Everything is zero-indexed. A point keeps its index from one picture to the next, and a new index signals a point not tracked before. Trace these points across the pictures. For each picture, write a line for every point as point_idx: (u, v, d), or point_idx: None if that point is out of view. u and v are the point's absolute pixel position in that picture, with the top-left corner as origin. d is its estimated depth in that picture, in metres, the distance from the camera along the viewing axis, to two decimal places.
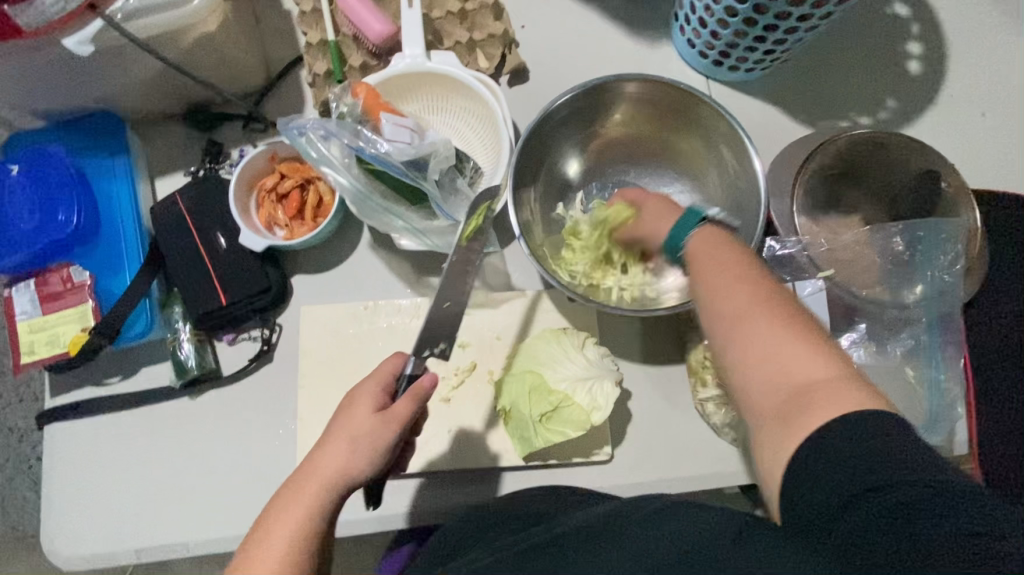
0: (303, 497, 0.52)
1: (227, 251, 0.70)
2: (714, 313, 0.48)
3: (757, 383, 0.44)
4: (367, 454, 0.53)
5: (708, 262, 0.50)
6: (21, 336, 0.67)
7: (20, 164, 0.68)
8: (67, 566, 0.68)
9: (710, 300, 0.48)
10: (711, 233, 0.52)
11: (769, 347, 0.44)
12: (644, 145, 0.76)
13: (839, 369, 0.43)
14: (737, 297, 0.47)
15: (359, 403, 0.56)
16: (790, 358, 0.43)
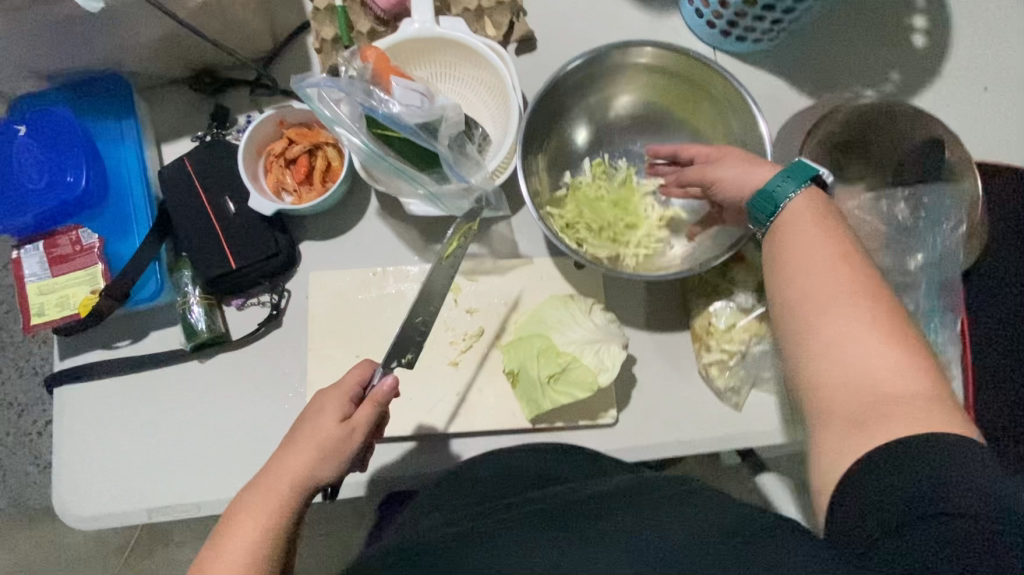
0: (269, 499, 0.54)
1: (236, 216, 0.70)
2: (809, 290, 0.49)
3: (835, 375, 0.46)
4: (333, 462, 0.57)
5: (815, 231, 0.52)
6: (30, 298, 0.67)
7: (26, 125, 0.67)
8: (79, 526, 0.69)
9: (805, 284, 0.49)
10: (814, 216, 0.52)
11: (861, 344, 0.45)
12: (651, 115, 0.76)
13: (927, 390, 0.43)
14: (840, 282, 0.48)
15: (326, 409, 0.59)
16: (880, 359, 0.45)
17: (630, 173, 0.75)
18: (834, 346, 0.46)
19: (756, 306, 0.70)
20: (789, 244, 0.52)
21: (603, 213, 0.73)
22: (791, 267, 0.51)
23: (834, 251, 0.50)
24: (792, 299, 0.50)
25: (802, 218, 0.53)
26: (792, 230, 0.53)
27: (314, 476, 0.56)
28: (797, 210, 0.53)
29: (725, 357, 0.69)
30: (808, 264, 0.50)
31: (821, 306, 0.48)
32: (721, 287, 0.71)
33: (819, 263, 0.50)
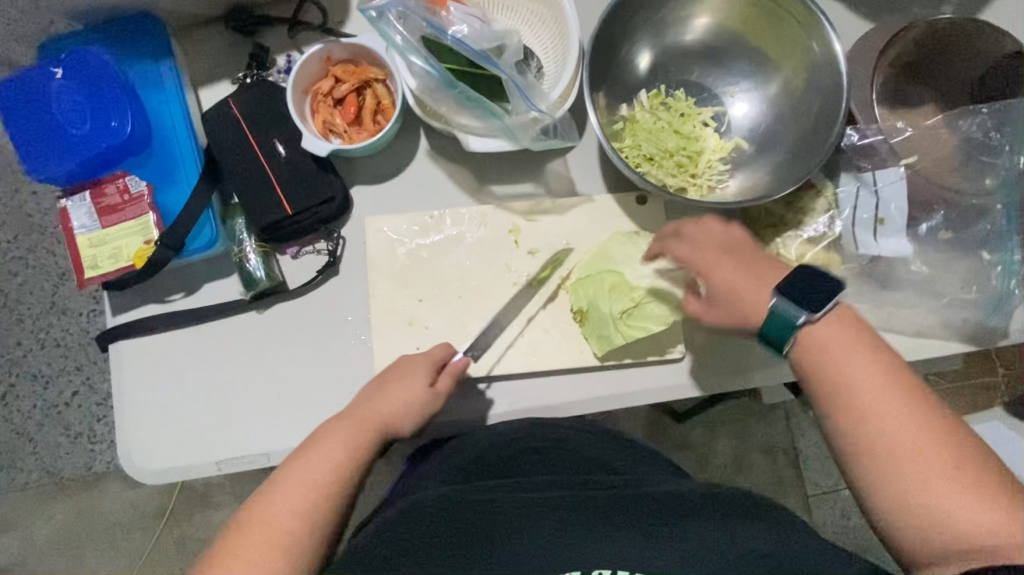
0: (350, 438, 0.57)
1: (287, 160, 0.68)
2: (874, 434, 0.51)
3: (914, 525, 0.49)
4: (412, 416, 0.60)
5: (854, 361, 0.53)
6: (82, 251, 0.65)
7: (64, 68, 0.64)
8: (147, 480, 0.68)
9: (870, 432, 0.51)
10: (856, 341, 0.54)
11: (937, 490, 0.48)
12: (712, 42, 0.72)
13: (1006, 516, 0.47)
14: (898, 423, 0.51)
15: (413, 373, 0.62)
16: (955, 496, 0.48)
17: (689, 104, 0.72)
18: (912, 494, 0.49)
19: (826, 234, 0.68)
20: (836, 385, 0.53)
21: (665, 143, 0.69)
22: (845, 412, 0.53)
23: (877, 385, 0.52)
24: (853, 441, 0.52)
25: (839, 349, 0.54)
26: (832, 365, 0.54)
27: (394, 425, 0.60)
28: (826, 339, 0.55)
29: None
30: (864, 405, 0.52)
31: (885, 449, 0.50)
32: (787, 218, 0.68)
33: (869, 403, 0.52)
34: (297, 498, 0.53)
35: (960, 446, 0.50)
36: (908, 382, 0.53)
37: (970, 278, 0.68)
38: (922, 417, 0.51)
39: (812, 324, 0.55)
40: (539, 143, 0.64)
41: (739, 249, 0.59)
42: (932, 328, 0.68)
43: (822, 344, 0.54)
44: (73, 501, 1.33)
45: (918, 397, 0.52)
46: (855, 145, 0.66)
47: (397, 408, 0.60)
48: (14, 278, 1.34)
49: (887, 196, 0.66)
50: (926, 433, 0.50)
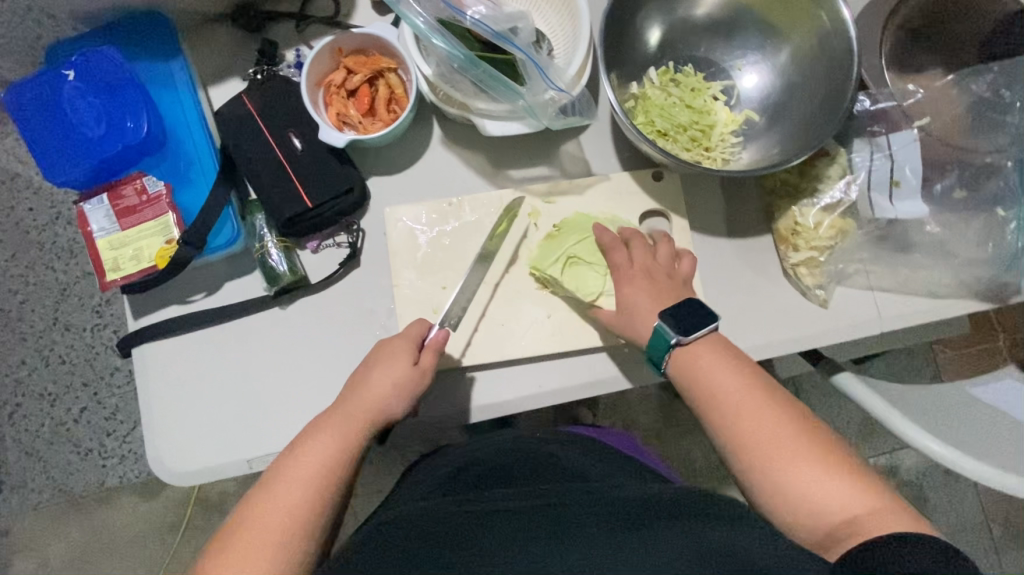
0: (346, 425, 0.57)
1: (305, 153, 0.68)
2: (744, 436, 0.54)
3: (801, 516, 0.51)
4: (403, 397, 0.60)
5: (720, 373, 0.57)
6: (102, 254, 0.64)
7: (75, 70, 0.63)
8: (178, 483, 0.68)
9: (740, 435, 0.55)
10: (714, 354, 0.58)
11: (808, 481, 0.51)
12: (720, 15, 0.73)
13: (872, 500, 0.50)
14: (763, 424, 0.54)
15: (395, 355, 0.61)
16: (820, 481, 0.51)
17: (698, 79, 0.73)
18: (787, 487, 0.52)
19: (843, 200, 0.69)
20: (707, 397, 0.57)
21: (678, 118, 0.70)
22: (719, 420, 0.56)
23: (739, 391, 0.56)
24: (733, 448, 0.55)
25: (707, 363, 0.58)
26: (700, 379, 0.58)
27: (385, 414, 0.59)
28: (692, 353, 0.59)
29: (815, 255, 0.69)
30: (732, 411, 0.56)
31: (757, 449, 0.54)
32: (804, 186, 0.69)
33: (737, 407, 0.56)
34: (297, 491, 0.53)
35: (818, 439, 0.54)
36: (767, 388, 0.57)
37: (986, 234, 0.69)
38: (780, 413, 0.55)
39: (683, 347, 0.59)
40: (558, 123, 0.64)
41: (658, 275, 0.65)
42: (949, 286, 0.69)
43: (692, 359, 0.59)
44: (89, 517, 1.31)
45: (772, 398, 0.56)
46: (869, 111, 0.68)
47: (386, 390, 0.59)
48: (16, 295, 1.32)
49: (901, 157, 0.67)
50: (787, 425, 0.54)
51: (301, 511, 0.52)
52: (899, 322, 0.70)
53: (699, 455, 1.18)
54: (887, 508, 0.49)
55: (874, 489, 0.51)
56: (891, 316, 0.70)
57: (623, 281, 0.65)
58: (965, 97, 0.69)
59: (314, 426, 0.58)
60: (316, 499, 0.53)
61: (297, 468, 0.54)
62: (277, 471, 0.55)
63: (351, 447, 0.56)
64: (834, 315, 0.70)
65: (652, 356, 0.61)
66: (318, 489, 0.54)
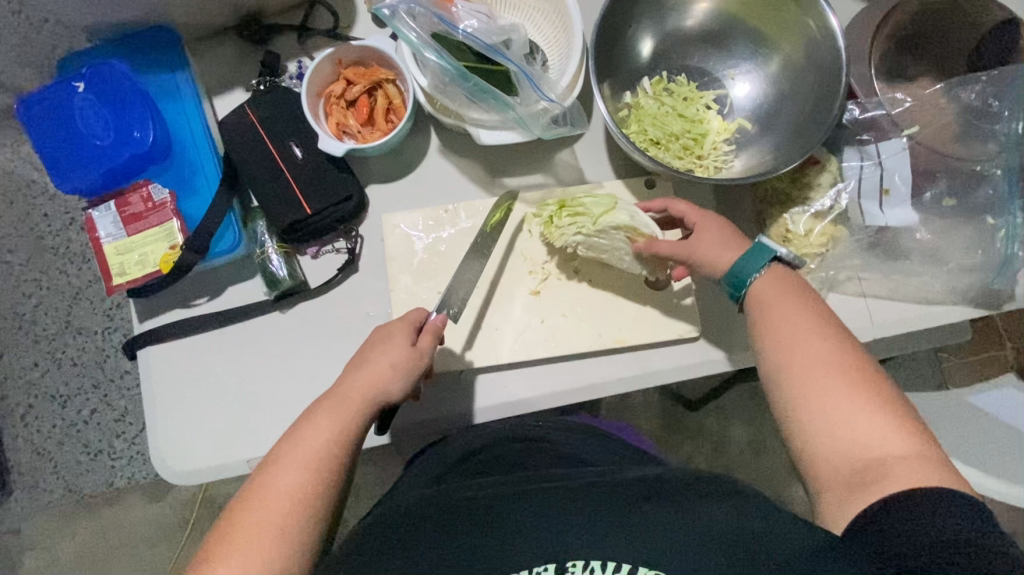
0: (344, 407, 0.58)
1: (305, 161, 0.70)
2: (797, 362, 0.54)
3: (835, 450, 0.50)
4: (400, 376, 0.60)
5: (787, 302, 0.57)
6: (108, 258, 0.67)
7: (85, 81, 0.65)
8: (180, 482, 0.69)
9: (793, 360, 0.54)
10: (778, 282, 0.59)
11: (853, 415, 0.50)
12: (712, 26, 0.74)
13: (915, 447, 0.48)
14: (822, 351, 0.53)
15: (395, 335, 0.62)
16: (864, 421, 0.50)
17: (691, 88, 0.74)
18: (827, 414, 0.51)
19: (833, 207, 0.70)
20: (768, 321, 0.57)
21: (670, 126, 0.71)
22: (774, 343, 0.55)
23: (806, 320, 0.56)
24: (782, 372, 0.54)
25: (776, 292, 0.58)
26: (767, 305, 0.58)
27: (383, 392, 0.60)
28: (762, 282, 0.59)
29: (805, 262, 0.70)
30: (789, 338, 0.55)
31: (809, 370, 0.53)
32: (794, 194, 0.70)
33: (796, 332, 0.55)
34: (296, 474, 0.54)
35: (876, 377, 0.52)
36: (830, 321, 0.56)
37: (976, 242, 0.69)
38: (842, 346, 0.54)
39: (759, 277, 0.59)
40: (549, 132, 0.66)
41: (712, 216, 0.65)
42: (939, 293, 0.70)
43: (763, 288, 0.59)
44: (99, 516, 1.34)
45: (833, 330, 0.55)
46: (857, 119, 0.69)
47: (386, 371, 0.60)
48: (30, 300, 1.35)
49: (890, 167, 0.69)
50: (845, 358, 0.53)
51: (300, 493, 0.53)
52: (891, 328, 0.70)
53: (700, 461, 1.18)
54: (928, 457, 0.48)
55: (919, 437, 0.49)
56: (883, 323, 0.70)
57: (696, 216, 0.65)
58: (954, 105, 0.68)
59: (316, 407, 0.59)
60: (315, 479, 0.54)
61: (293, 452, 0.55)
62: (280, 450, 0.56)
63: (350, 427, 0.58)
64: None
65: (740, 275, 0.60)
66: (318, 468, 0.55)
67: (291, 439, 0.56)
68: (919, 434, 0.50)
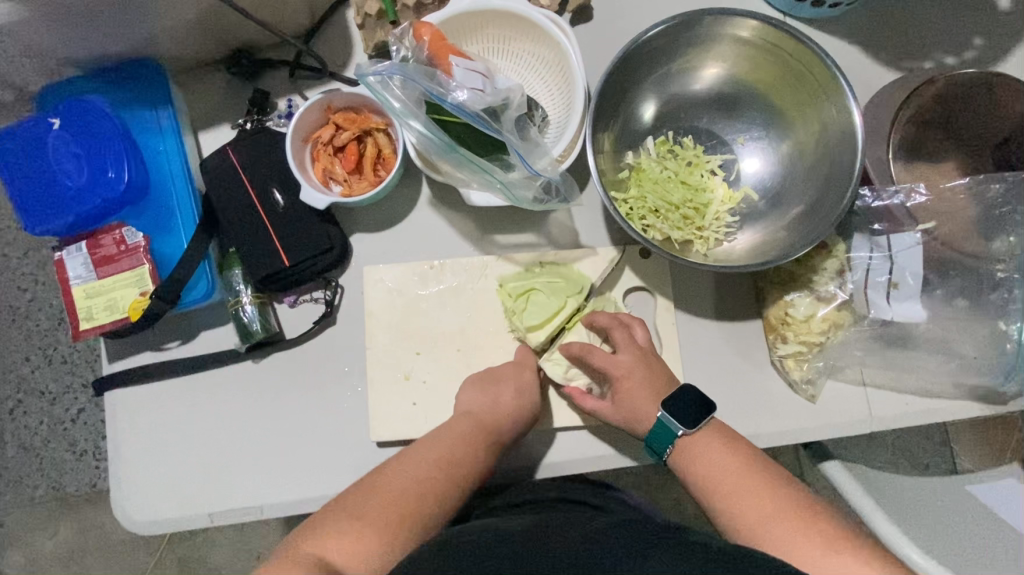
0: (474, 436, 0.61)
1: (286, 209, 0.67)
2: (743, 519, 0.53)
3: None
4: (521, 420, 0.63)
5: (722, 458, 0.57)
6: (76, 302, 0.64)
7: (61, 117, 0.63)
8: (140, 531, 0.68)
9: (741, 516, 0.53)
10: (706, 438, 0.59)
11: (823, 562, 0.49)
12: (724, 88, 0.70)
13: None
14: (768, 505, 0.53)
15: (526, 377, 0.66)
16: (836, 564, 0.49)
17: (697, 152, 0.70)
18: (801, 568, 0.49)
19: (836, 295, 0.66)
20: (707, 486, 0.56)
21: (671, 195, 0.67)
22: (721, 508, 0.55)
23: (739, 477, 0.56)
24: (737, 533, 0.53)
25: (706, 452, 0.58)
26: (699, 468, 0.58)
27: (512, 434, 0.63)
28: (690, 442, 0.59)
29: (803, 348, 0.66)
30: (730, 500, 0.55)
31: (757, 528, 0.52)
32: (798, 275, 0.66)
33: (737, 494, 0.55)
34: (408, 483, 0.55)
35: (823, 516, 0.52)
36: (764, 468, 0.57)
37: (987, 344, 0.66)
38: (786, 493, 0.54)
39: (685, 437, 0.59)
40: (539, 202, 0.63)
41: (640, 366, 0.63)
42: (942, 390, 0.67)
43: (693, 449, 0.59)
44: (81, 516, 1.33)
45: (766, 478, 0.55)
46: (869, 207, 0.65)
47: (512, 409, 0.63)
48: (25, 295, 1.35)
49: (900, 261, 0.65)
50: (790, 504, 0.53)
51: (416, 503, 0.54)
52: (890, 423, 0.67)
53: None
54: None
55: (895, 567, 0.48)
56: (880, 417, 0.67)
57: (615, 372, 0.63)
58: (974, 202, 0.65)
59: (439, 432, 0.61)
60: (427, 496, 0.55)
61: (408, 469, 0.56)
62: (398, 463, 0.57)
63: (469, 450, 0.59)
64: (821, 411, 0.67)
65: (653, 446, 0.60)
66: (430, 484, 0.56)
67: (414, 454, 0.58)
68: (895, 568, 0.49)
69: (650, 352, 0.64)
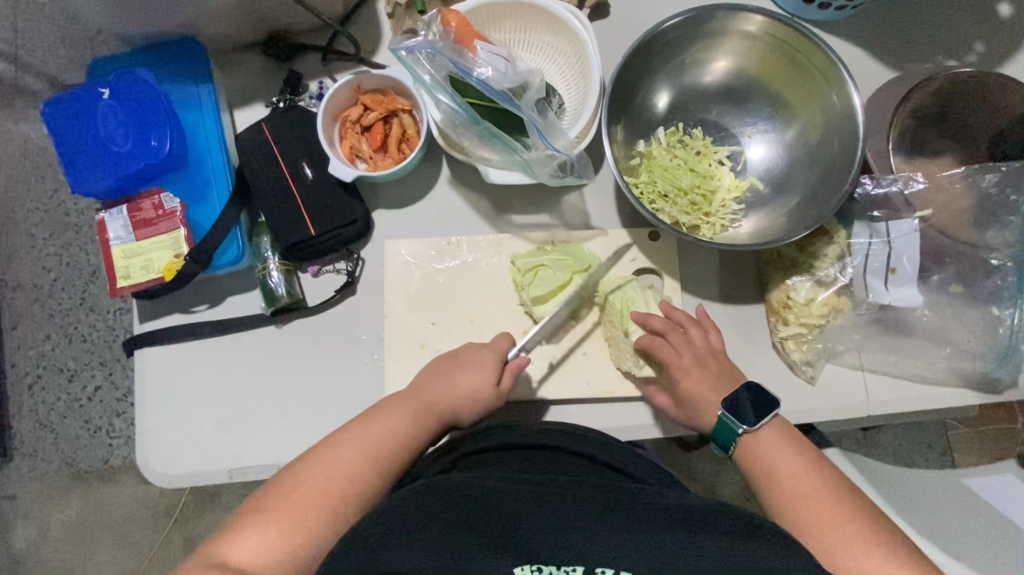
0: (404, 423, 0.61)
1: (314, 182, 0.71)
2: (801, 519, 0.56)
3: None
4: (468, 408, 0.63)
5: (789, 459, 0.59)
6: (115, 261, 0.68)
7: (110, 88, 0.67)
8: (161, 484, 0.71)
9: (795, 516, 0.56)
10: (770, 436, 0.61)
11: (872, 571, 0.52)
12: (733, 83, 0.73)
13: None
14: (835, 516, 0.55)
15: (471, 365, 0.64)
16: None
17: (706, 142, 0.73)
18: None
19: (837, 279, 0.69)
20: (771, 485, 0.59)
21: (680, 181, 0.71)
22: (788, 511, 0.57)
23: (800, 478, 0.58)
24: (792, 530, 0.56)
25: (771, 449, 0.60)
26: (768, 467, 0.59)
27: (451, 412, 0.64)
28: (755, 439, 0.61)
29: (804, 331, 0.69)
30: (791, 500, 0.57)
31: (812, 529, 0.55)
32: (800, 261, 0.69)
33: (798, 495, 0.57)
34: (327, 476, 0.57)
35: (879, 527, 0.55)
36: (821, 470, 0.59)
37: (981, 330, 0.68)
38: (851, 506, 0.56)
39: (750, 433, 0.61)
40: (555, 180, 0.66)
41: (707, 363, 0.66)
42: (938, 375, 0.69)
43: (760, 447, 0.61)
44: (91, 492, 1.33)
45: (824, 482, 0.58)
46: (870, 195, 0.68)
47: (455, 396, 0.63)
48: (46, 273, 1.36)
49: (898, 247, 0.68)
50: (858, 517, 0.55)
51: (326, 499, 0.56)
52: (887, 407, 0.69)
53: None
54: None
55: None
56: (877, 400, 0.70)
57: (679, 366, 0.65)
58: (970, 191, 0.68)
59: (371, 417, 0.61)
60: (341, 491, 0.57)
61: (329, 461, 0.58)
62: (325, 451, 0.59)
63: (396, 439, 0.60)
64: (820, 392, 0.70)
65: (718, 441, 0.63)
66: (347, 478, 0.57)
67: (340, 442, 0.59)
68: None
69: (713, 350, 0.66)
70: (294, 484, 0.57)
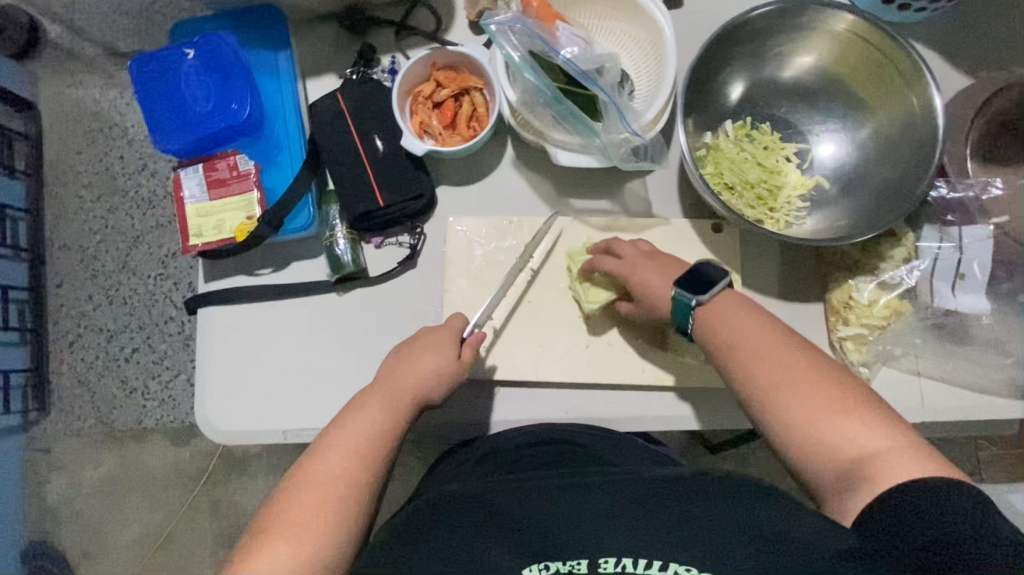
0: (387, 410, 0.58)
1: (384, 155, 0.72)
2: (752, 374, 0.54)
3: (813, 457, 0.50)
4: (443, 385, 0.62)
5: (744, 320, 0.57)
6: (188, 218, 0.70)
7: (195, 50, 0.70)
8: (218, 440, 0.72)
9: (746, 372, 0.55)
10: (722, 300, 0.59)
11: (820, 419, 0.50)
12: (806, 80, 0.73)
13: (889, 439, 0.48)
14: (789, 376, 0.53)
15: (430, 343, 0.63)
16: (837, 425, 0.50)
17: (774, 138, 0.73)
18: (804, 427, 0.51)
19: (902, 282, 0.68)
20: (723, 345, 0.57)
21: (747, 174, 0.71)
22: (739, 375, 0.55)
23: (754, 336, 0.56)
24: (749, 394, 0.54)
25: (726, 315, 0.58)
26: (719, 330, 0.58)
27: (424, 392, 0.61)
28: (709, 311, 0.59)
29: (864, 331, 0.68)
30: (745, 360, 0.55)
31: (767, 386, 0.53)
32: (863, 261, 0.69)
33: (751, 352, 0.55)
34: (324, 481, 0.53)
35: (825, 374, 0.53)
36: (774, 329, 0.57)
37: None
38: (807, 363, 0.54)
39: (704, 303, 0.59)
40: (628, 163, 0.66)
41: (658, 256, 0.65)
42: (994, 385, 0.69)
43: (712, 314, 0.59)
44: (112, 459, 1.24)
45: (775, 335, 0.56)
46: (944, 199, 0.68)
47: (429, 376, 0.61)
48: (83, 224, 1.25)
49: (970, 252, 0.67)
50: (810, 376, 0.53)
51: (331, 505, 0.52)
52: (944, 413, 0.69)
53: None
54: (905, 444, 0.48)
55: (888, 426, 0.50)
56: (934, 405, 0.69)
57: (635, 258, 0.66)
58: None
59: (343, 415, 0.58)
60: (343, 498, 0.53)
61: (322, 469, 0.54)
62: (308, 458, 0.55)
63: (389, 428, 0.58)
64: (876, 394, 0.70)
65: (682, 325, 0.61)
66: (344, 479, 0.54)
67: (328, 447, 0.56)
68: (891, 426, 0.50)
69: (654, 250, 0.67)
70: (285, 502, 0.52)
